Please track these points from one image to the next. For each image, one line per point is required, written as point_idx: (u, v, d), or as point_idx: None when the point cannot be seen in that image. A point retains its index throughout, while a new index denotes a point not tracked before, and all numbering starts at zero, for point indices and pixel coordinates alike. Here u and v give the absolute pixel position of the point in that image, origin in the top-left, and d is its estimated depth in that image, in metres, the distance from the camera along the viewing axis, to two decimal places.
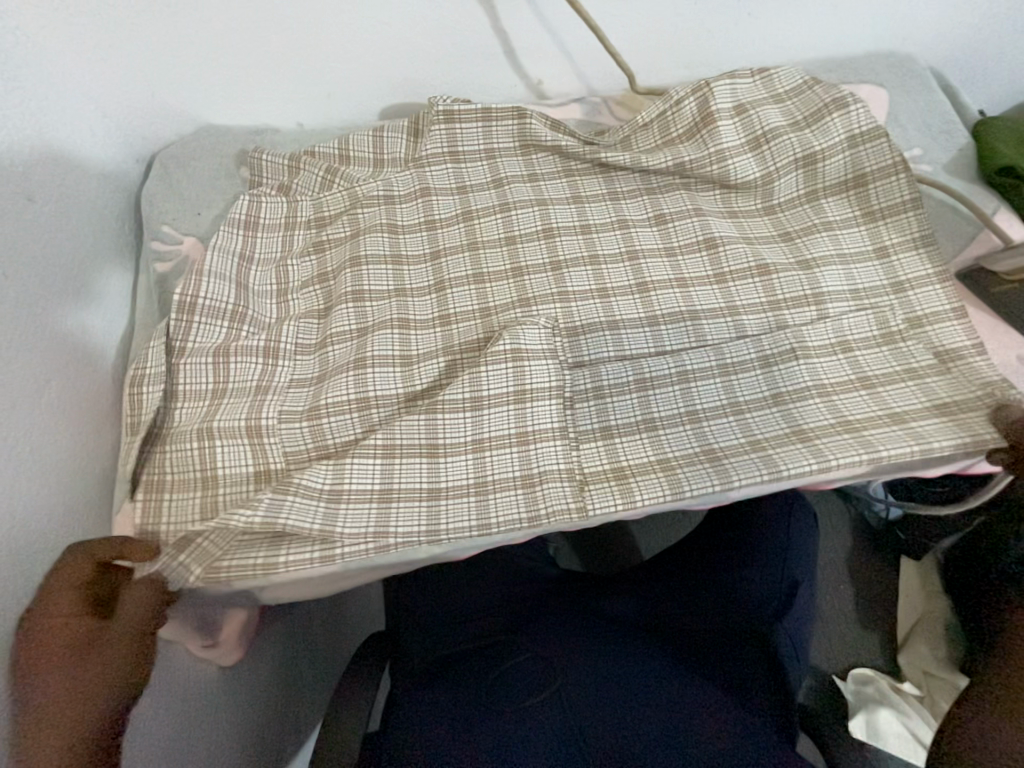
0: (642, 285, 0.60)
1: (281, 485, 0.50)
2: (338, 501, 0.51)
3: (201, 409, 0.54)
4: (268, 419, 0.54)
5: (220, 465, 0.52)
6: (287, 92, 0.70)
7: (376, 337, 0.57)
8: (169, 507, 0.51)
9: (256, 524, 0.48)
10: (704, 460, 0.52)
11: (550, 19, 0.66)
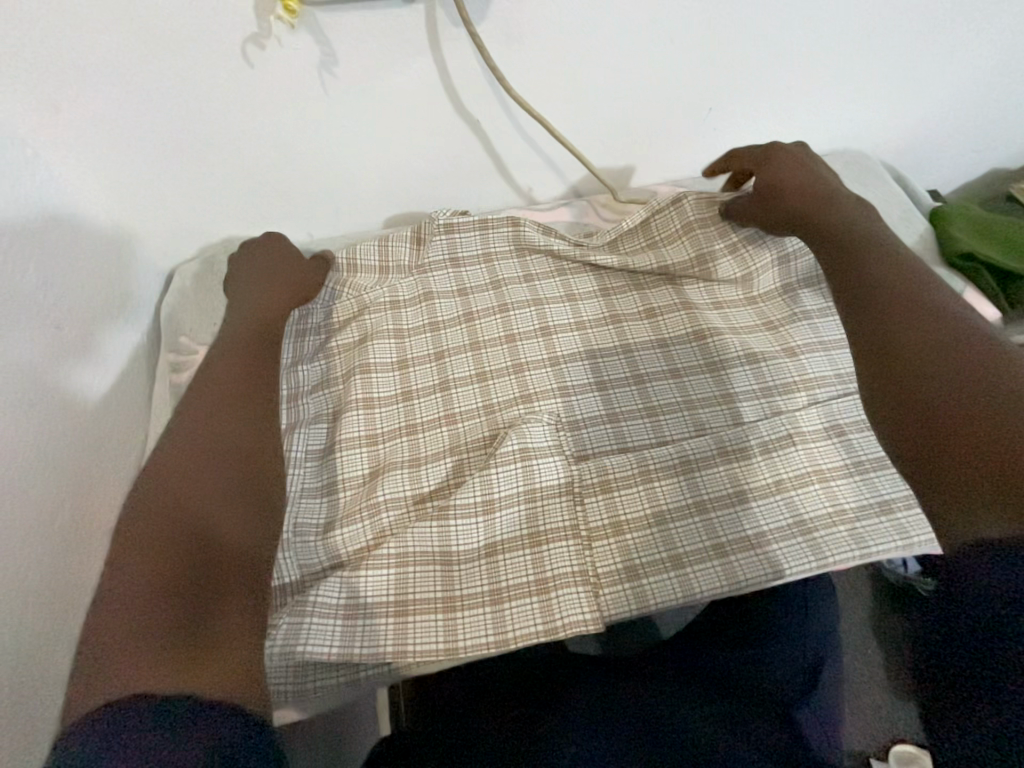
0: (638, 376, 0.64)
1: (295, 607, 0.50)
2: (354, 619, 0.49)
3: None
4: (282, 532, 0.54)
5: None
6: (290, 212, 0.72)
7: (387, 448, 0.60)
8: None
9: (276, 652, 0.48)
10: (714, 557, 0.53)
11: (536, 139, 0.70)
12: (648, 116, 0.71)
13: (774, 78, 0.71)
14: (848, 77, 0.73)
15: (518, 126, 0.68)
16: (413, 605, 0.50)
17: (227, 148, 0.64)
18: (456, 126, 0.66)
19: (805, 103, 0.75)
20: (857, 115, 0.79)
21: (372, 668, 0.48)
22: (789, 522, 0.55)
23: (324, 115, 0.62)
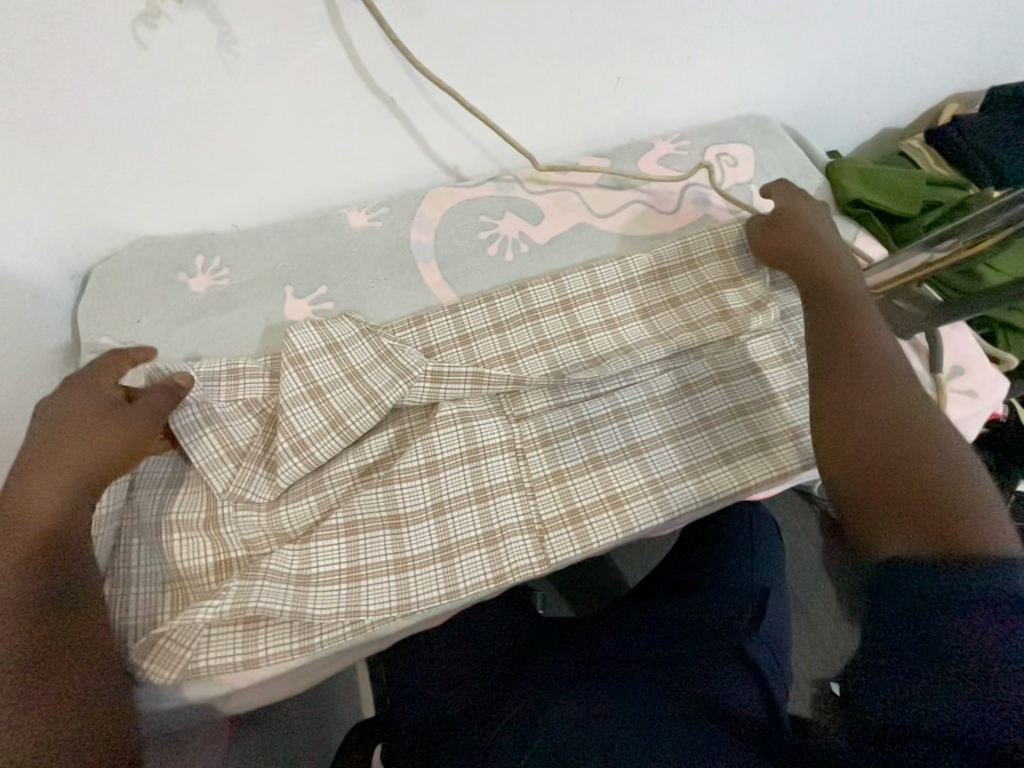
0: (571, 331, 0.66)
1: (246, 574, 0.50)
2: (306, 584, 0.51)
3: (155, 497, 0.55)
4: (224, 510, 0.54)
5: (179, 562, 0.53)
6: (212, 198, 0.71)
7: (296, 417, 0.56)
8: (133, 602, 0.51)
9: (225, 612, 0.48)
10: (649, 491, 0.57)
11: (452, 116, 0.72)
12: (559, 89, 0.74)
13: (675, 47, 0.74)
14: (744, 45, 0.78)
15: (433, 105, 0.69)
16: (367, 569, 0.53)
17: (125, 133, 0.61)
18: (372, 107, 0.67)
19: (705, 72, 0.80)
20: (756, 79, 0.84)
21: (327, 631, 0.51)
22: (717, 455, 0.59)
23: (233, 99, 0.61)
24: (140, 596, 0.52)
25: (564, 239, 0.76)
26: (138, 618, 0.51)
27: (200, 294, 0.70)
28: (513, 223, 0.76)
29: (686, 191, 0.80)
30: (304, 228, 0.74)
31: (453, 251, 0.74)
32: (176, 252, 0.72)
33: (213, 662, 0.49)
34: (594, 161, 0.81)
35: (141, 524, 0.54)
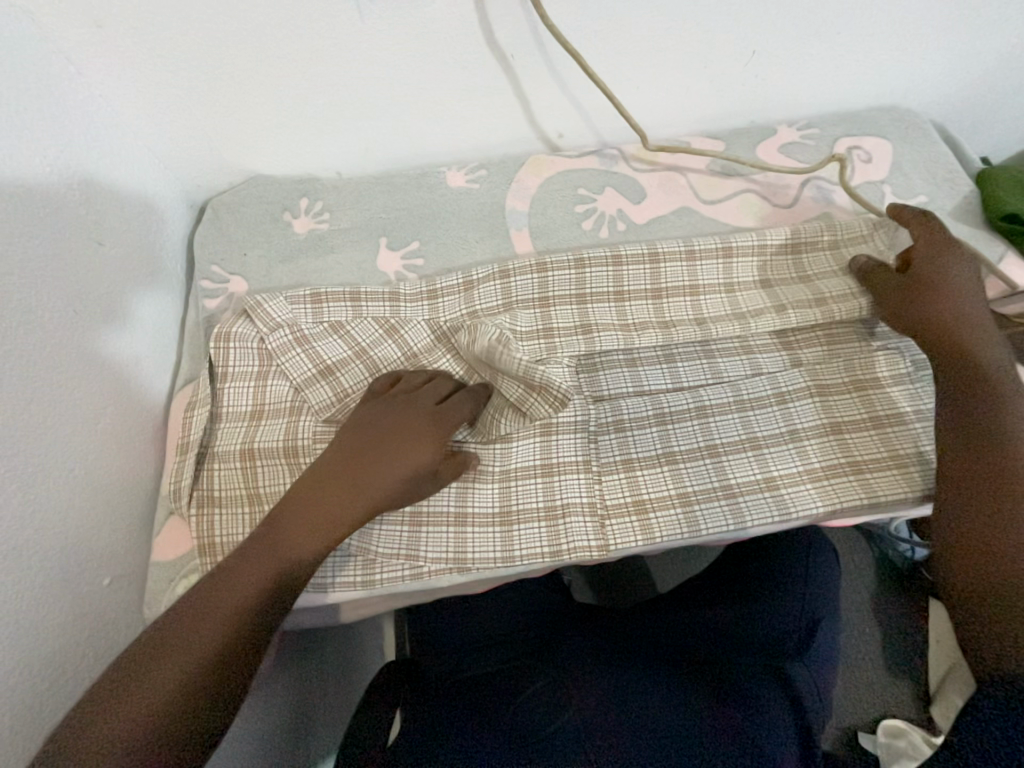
0: (660, 319, 0.63)
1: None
2: (371, 523, 0.54)
3: (241, 429, 0.59)
4: (304, 440, 0.58)
5: (261, 484, 0.56)
6: (322, 143, 0.73)
7: (379, 354, 0.62)
8: (217, 522, 0.56)
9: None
10: (722, 497, 0.55)
11: (567, 82, 0.69)
12: (688, 57, 0.68)
13: (828, 18, 0.67)
14: (908, 23, 0.69)
15: (551, 68, 0.67)
16: (428, 522, 0.54)
17: (256, 71, 0.63)
18: (489, 66, 0.66)
19: (855, 51, 0.71)
20: (912, 65, 0.75)
21: (386, 575, 0.53)
22: (801, 474, 0.55)
23: (360, 45, 0.62)
24: (228, 513, 0.56)
25: (664, 221, 0.72)
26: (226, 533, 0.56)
27: (301, 235, 0.73)
28: (612, 199, 0.73)
29: (806, 185, 0.73)
30: (402, 183, 0.75)
31: (546, 221, 0.73)
32: (283, 192, 0.75)
33: None
34: (707, 143, 0.76)
35: (224, 451, 0.58)
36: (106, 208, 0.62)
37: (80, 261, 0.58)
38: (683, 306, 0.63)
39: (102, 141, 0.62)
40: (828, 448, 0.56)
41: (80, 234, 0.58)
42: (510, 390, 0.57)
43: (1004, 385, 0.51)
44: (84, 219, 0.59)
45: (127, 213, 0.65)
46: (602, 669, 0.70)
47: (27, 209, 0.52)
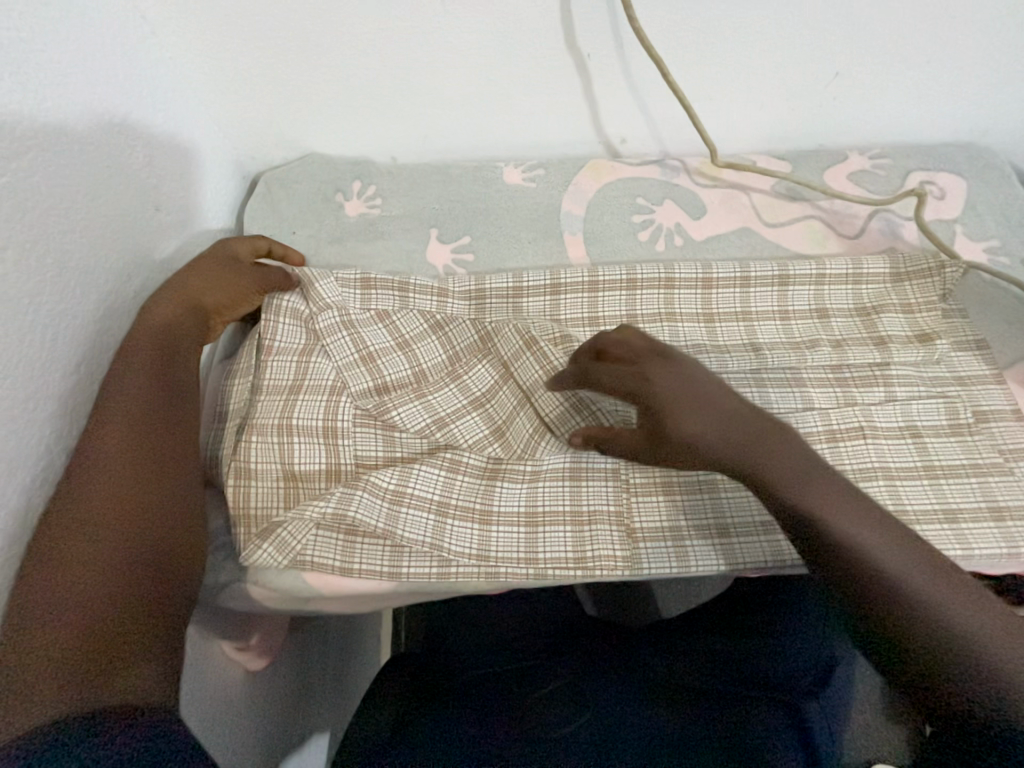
0: (716, 347, 0.62)
1: (348, 483, 0.53)
2: (399, 503, 0.53)
3: (279, 403, 0.57)
4: (345, 419, 0.56)
5: (296, 463, 0.55)
6: (383, 128, 0.72)
7: (421, 348, 0.61)
8: (252, 496, 0.54)
9: (327, 516, 0.52)
10: (762, 533, 0.53)
11: (640, 87, 0.67)
12: (769, 74, 0.66)
13: (918, 45, 0.64)
14: (1003, 59, 0.66)
15: (626, 70, 0.65)
16: (456, 526, 0.53)
17: (327, 47, 0.62)
18: (564, 62, 0.64)
19: (943, 82, 0.68)
20: (998, 104, 0.71)
21: (412, 568, 0.52)
22: None
23: (434, 31, 0.61)
24: (262, 483, 0.54)
25: (722, 240, 0.70)
26: (256, 505, 0.54)
27: (350, 218, 0.72)
28: (671, 213, 0.71)
29: (874, 216, 0.71)
30: (458, 176, 0.73)
31: (601, 228, 0.71)
32: (337, 173, 0.73)
33: (319, 557, 0.52)
34: (774, 163, 0.73)
35: (264, 423, 0.56)
36: (166, 175, 0.62)
37: (137, 226, 0.57)
38: (737, 335, 0.63)
39: (165, 103, 0.61)
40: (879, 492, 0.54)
41: (140, 197, 0.58)
42: (547, 407, 0.58)
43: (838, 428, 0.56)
44: (143, 181, 0.58)
45: (182, 178, 0.65)
46: (605, 686, 0.69)
47: (92, 165, 0.52)
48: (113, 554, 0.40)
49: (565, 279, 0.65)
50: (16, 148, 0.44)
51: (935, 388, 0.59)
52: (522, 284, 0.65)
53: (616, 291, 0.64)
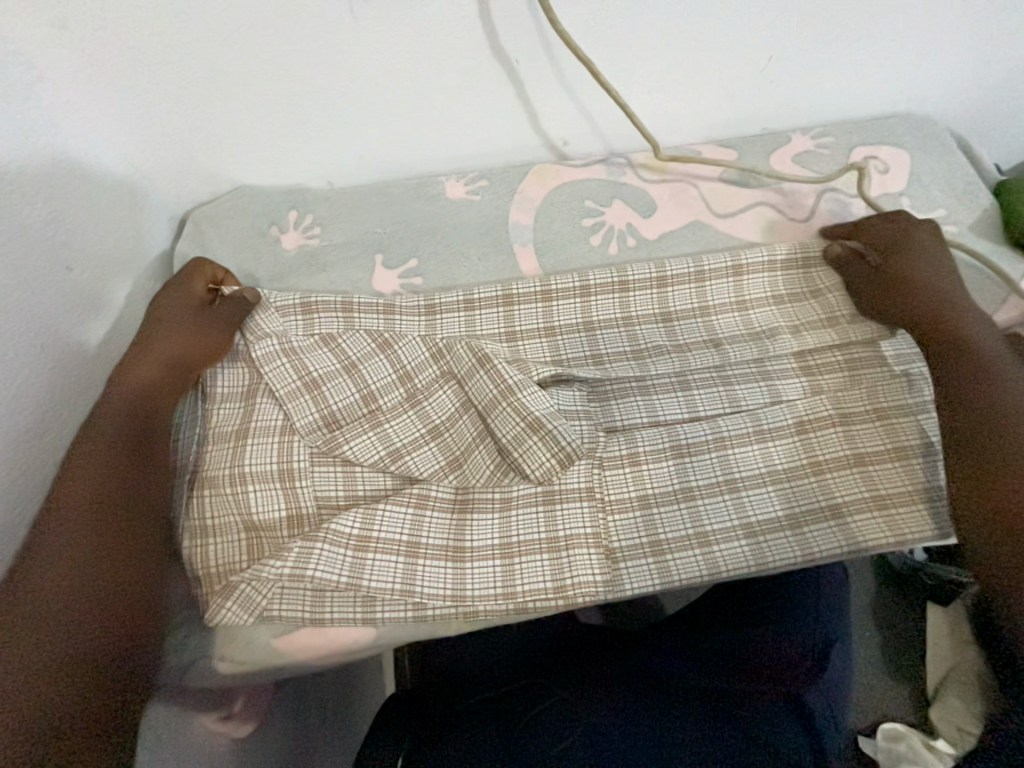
0: (677, 346, 0.61)
1: (309, 535, 0.50)
2: (365, 550, 0.50)
3: (229, 451, 0.53)
4: (300, 460, 0.53)
5: (254, 511, 0.51)
6: (312, 153, 0.68)
7: (369, 368, 0.58)
8: (214, 552, 0.50)
9: (286, 573, 0.48)
10: (742, 537, 0.52)
11: (574, 88, 0.65)
12: (703, 63, 0.65)
13: (845, 24, 0.64)
14: (930, 28, 0.66)
15: (557, 71, 0.63)
16: (428, 570, 0.50)
17: (236, 76, 0.59)
18: (489, 69, 0.62)
19: (875, 55, 0.68)
20: (930, 73, 0.71)
21: (387, 616, 0.49)
22: (823, 511, 0.53)
23: (348, 49, 0.58)
24: (220, 542, 0.50)
25: (675, 236, 0.69)
26: (214, 565, 0.50)
27: (290, 252, 0.68)
28: (621, 213, 0.69)
29: (823, 197, 0.70)
30: (397, 196, 0.70)
31: (552, 236, 0.69)
32: (270, 205, 0.70)
33: (286, 611, 0.48)
34: (719, 152, 0.72)
35: (215, 477, 0.52)
36: (77, 226, 0.57)
37: (45, 289, 0.53)
38: (700, 331, 0.62)
39: (67, 152, 0.57)
40: (854, 481, 0.54)
41: (47, 258, 0.54)
42: (503, 427, 0.55)
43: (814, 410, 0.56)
44: (49, 240, 0.54)
45: (99, 231, 0.60)
46: (610, 690, 0.67)
47: None
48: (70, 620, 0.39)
49: (517, 289, 0.63)
50: None
51: (898, 367, 0.58)
52: (475, 304, 0.62)
53: (572, 301, 0.63)
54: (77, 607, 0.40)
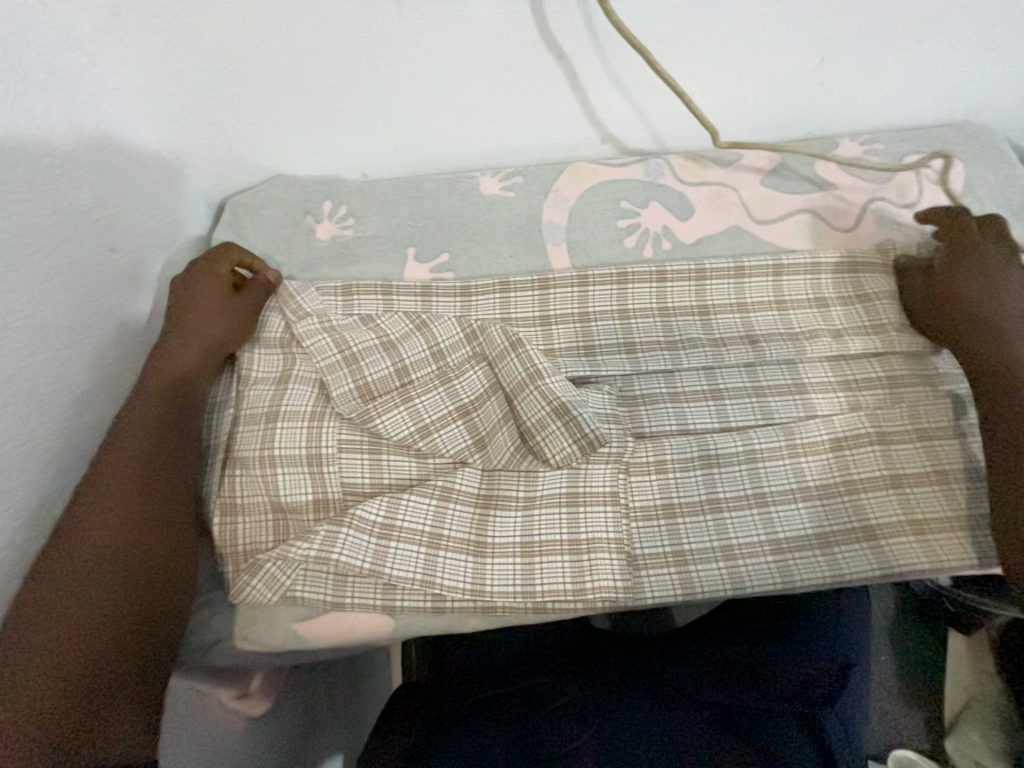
0: (714, 339, 0.60)
1: (335, 518, 0.50)
2: (388, 539, 0.50)
3: (259, 433, 0.54)
4: (329, 446, 0.53)
5: (282, 494, 0.51)
6: (350, 143, 0.68)
7: (405, 346, 0.58)
8: (241, 532, 0.51)
9: (312, 557, 0.49)
10: (769, 553, 0.50)
11: (618, 85, 0.63)
12: (752, 62, 0.63)
13: (906, 26, 0.61)
14: (997, 33, 0.63)
15: (600, 67, 0.61)
16: (449, 565, 0.50)
17: (283, 65, 0.59)
18: (532, 62, 0.61)
19: (936, 60, 0.65)
20: (993, 81, 0.68)
21: (407, 605, 0.49)
22: (855, 533, 0.51)
23: (394, 39, 0.57)
24: (248, 523, 0.51)
25: (712, 241, 0.67)
26: (240, 544, 0.51)
27: (323, 242, 0.68)
28: (657, 215, 0.68)
29: (870, 205, 0.67)
30: (432, 189, 0.70)
31: (586, 235, 0.68)
32: (306, 193, 0.70)
33: (308, 594, 0.49)
34: (762, 155, 0.70)
35: (246, 459, 0.53)
36: (120, 211, 0.59)
37: (87, 270, 0.54)
38: (738, 336, 0.60)
39: (112, 132, 0.58)
40: (890, 505, 0.52)
41: (89, 240, 0.55)
42: (529, 410, 0.55)
43: (850, 429, 0.54)
44: (92, 222, 0.55)
45: (140, 213, 0.61)
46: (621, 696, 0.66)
47: (30, 212, 0.49)
48: (106, 600, 0.41)
49: (554, 275, 0.62)
50: None
51: (943, 388, 0.56)
52: (505, 301, 0.62)
53: (604, 302, 0.62)
54: (114, 587, 0.41)
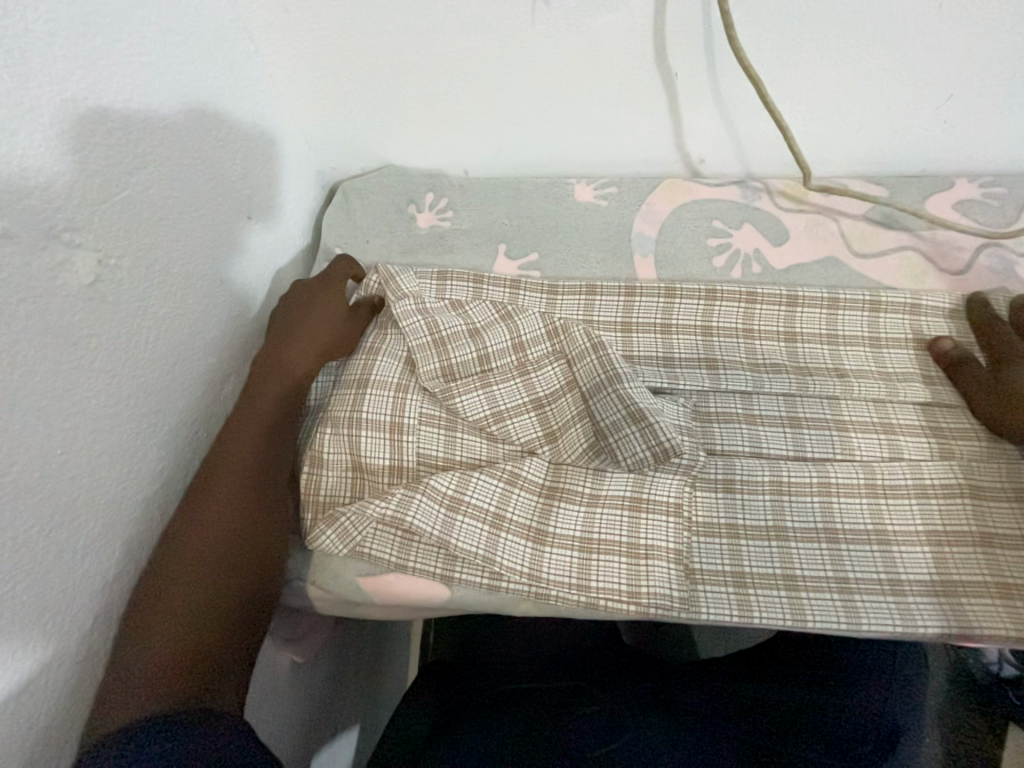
0: (798, 368, 0.59)
1: (410, 484, 0.53)
2: (455, 512, 0.52)
3: (349, 397, 0.58)
4: (410, 417, 0.56)
5: (363, 455, 0.55)
6: (459, 142, 0.73)
7: (490, 336, 0.61)
8: (323, 484, 0.55)
9: (386, 515, 0.52)
10: (836, 592, 0.49)
11: (729, 107, 0.64)
12: (873, 92, 0.62)
13: None
14: None
15: (714, 89, 0.63)
16: (509, 547, 0.52)
17: (414, 69, 0.64)
18: (647, 80, 0.63)
19: None
20: None
21: (465, 578, 0.51)
22: (933, 587, 0.48)
23: (521, 50, 0.61)
24: (329, 477, 0.55)
25: (805, 269, 0.66)
26: (320, 495, 0.55)
27: (422, 230, 0.73)
28: (749, 238, 0.68)
29: (983, 249, 0.64)
30: (529, 190, 0.73)
31: (674, 250, 0.69)
32: (412, 184, 0.75)
33: (376, 551, 0.52)
34: (868, 187, 0.68)
35: (333, 418, 0.57)
36: (259, 184, 0.65)
37: (229, 231, 0.60)
38: (823, 367, 0.59)
39: (262, 112, 0.64)
40: (976, 563, 0.49)
41: (235, 204, 0.61)
42: (604, 411, 0.56)
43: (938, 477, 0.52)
44: (237, 189, 0.61)
45: (272, 185, 0.67)
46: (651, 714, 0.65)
47: (194, 173, 0.54)
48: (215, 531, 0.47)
49: (640, 285, 0.63)
50: (132, 164, 0.47)
51: None
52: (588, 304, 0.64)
53: (686, 316, 0.62)
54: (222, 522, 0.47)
